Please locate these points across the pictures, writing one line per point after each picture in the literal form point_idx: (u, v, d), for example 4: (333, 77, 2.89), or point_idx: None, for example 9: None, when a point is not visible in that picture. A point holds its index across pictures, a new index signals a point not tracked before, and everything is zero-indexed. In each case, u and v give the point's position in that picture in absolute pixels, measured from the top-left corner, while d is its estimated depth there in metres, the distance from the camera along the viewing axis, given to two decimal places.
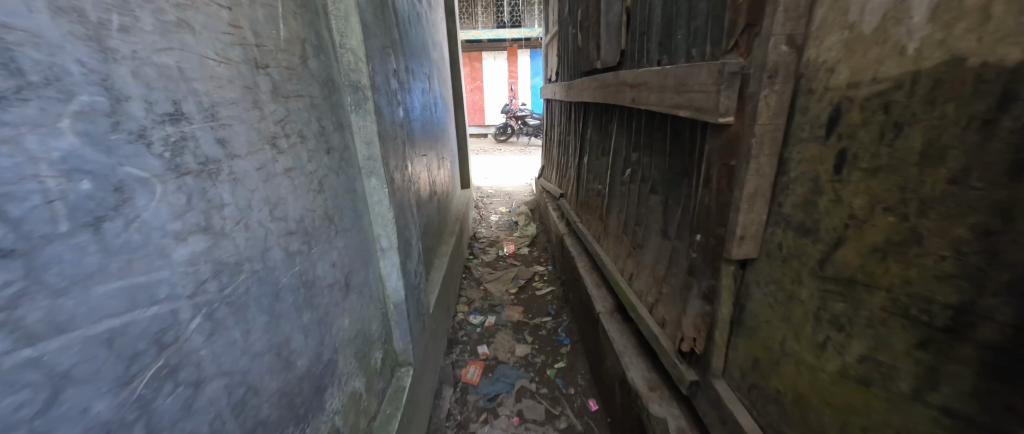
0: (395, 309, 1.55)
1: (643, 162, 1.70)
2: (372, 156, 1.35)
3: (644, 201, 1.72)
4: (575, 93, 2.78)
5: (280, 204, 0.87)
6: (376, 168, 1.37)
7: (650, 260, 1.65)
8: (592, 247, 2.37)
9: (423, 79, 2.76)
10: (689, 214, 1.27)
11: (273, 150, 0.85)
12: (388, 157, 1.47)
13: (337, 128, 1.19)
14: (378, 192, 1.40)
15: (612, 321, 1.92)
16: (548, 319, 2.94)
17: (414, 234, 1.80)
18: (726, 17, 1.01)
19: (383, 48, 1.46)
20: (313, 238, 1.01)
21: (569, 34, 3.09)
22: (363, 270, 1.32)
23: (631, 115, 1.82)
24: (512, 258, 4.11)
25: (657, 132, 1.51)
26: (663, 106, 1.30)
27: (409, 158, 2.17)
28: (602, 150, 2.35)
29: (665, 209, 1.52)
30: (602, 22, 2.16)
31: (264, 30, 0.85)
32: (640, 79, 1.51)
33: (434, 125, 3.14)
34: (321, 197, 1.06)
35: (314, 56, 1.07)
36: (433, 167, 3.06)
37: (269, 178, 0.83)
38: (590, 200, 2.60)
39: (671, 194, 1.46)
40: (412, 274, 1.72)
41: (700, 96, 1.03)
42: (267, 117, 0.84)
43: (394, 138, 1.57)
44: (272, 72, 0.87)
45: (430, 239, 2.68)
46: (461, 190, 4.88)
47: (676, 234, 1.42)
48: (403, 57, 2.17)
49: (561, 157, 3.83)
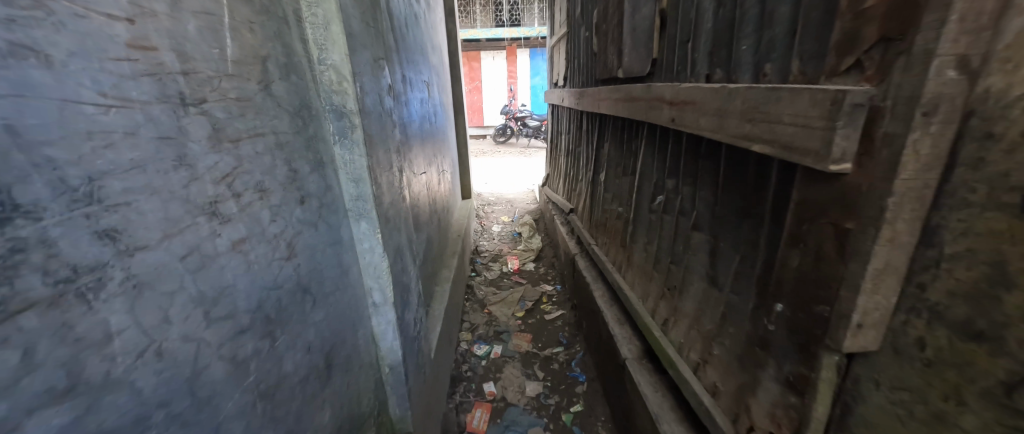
0: (390, 372, 1.30)
1: (683, 192, 1.44)
2: (361, 195, 1.09)
3: (683, 238, 1.47)
4: (590, 103, 2.52)
5: (223, 298, 0.61)
6: (367, 209, 1.11)
7: (692, 309, 1.40)
8: (613, 277, 2.11)
9: (422, 89, 2.49)
10: (760, 270, 1.01)
11: (213, 220, 0.60)
12: (382, 193, 1.21)
13: (314, 168, 0.93)
14: (370, 238, 1.14)
15: (642, 371, 1.67)
16: (560, 350, 2.69)
17: (413, 276, 1.54)
18: (829, 28, 0.76)
19: (375, 60, 1.19)
20: (278, 326, 0.75)
21: (582, 37, 2.83)
22: (350, 340, 1.06)
23: (665, 136, 1.57)
24: (517, 275, 3.85)
25: (707, 160, 1.25)
26: (722, 134, 1.05)
27: (406, 181, 1.91)
28: (625, 168, 2.09)
29: (715, 252, 1.27)
30: (626, 25, 1.89)
31: (198, 49, 0.59)
32: (685, 97, 1.26)
33: (433, 138, 2.88)
34: (291, 266, 0.80)
35: (280, 77, 0.81)
36: (433, 184, 2.80)
37: (204, 264, 0.57)
38: (608, 222, 2.34)
39: (726, 238, 1.20)
40: (411, 324, 1.46)
41: (794, 131, 0.77)
42: (204, 175, 0.58)
43: (389, 168, 1.30)
44: (212, 108, 0.61)
45: (430, 266, 2.43)
46: (462, 201, 4.61)
47: (734, 287, 1.17)
48: (400, 66, 1.90)
49: (571, 169, 3.57)
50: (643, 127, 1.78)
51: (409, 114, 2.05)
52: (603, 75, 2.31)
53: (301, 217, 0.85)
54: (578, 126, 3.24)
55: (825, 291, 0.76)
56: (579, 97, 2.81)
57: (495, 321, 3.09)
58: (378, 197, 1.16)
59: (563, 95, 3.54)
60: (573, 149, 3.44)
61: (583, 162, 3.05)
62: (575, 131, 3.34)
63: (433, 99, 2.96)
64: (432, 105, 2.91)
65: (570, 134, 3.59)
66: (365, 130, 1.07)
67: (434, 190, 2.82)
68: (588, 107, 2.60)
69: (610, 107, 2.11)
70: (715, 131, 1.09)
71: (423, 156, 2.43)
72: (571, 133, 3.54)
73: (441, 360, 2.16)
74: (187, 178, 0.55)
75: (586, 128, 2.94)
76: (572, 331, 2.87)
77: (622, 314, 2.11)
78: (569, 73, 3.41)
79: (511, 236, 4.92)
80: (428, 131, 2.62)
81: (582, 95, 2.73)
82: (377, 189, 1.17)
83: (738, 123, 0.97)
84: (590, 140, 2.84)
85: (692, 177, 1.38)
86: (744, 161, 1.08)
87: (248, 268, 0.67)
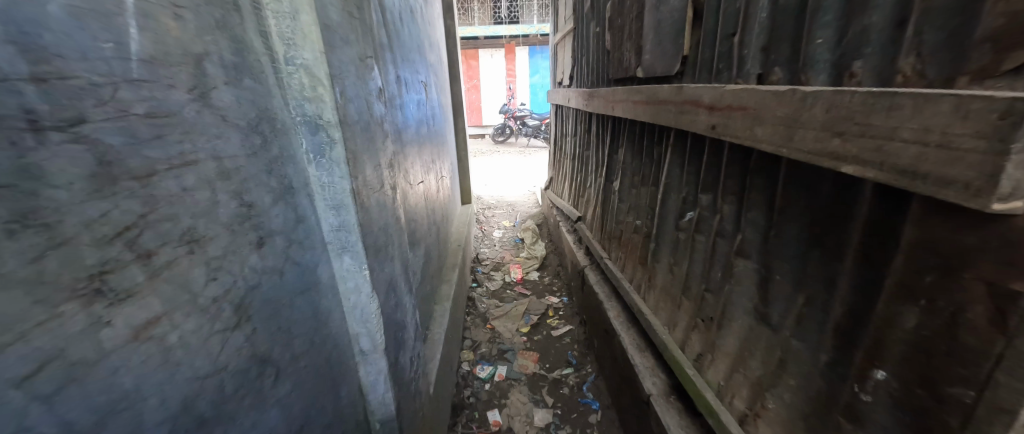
0: (381, 429, 1.09)
1: (724, 211, 1.24)
2: (344, 224, 0.88)
3: (723, 264, 1.26)
4: (603, 105, 2.32)
5: (111, 418, 0.40)
6: (352, 242, 0.90)
7: (735, 349, 1.20)
8: (633, 299, 1.91)
9: (419, 91, 2.28)
10: (847, 320, 0.81)
11: (98, 300, 0.39)
12: (371, 219, 1.00)
13: (279, 196, 0.72)
14: (355, 277, 0.93)
15: (670, 411, 1.46)
16: (569, 371, 2.49)
17: (408, 308, 1.33)
18: (980, 12, 0.55)
19: (362, 59, 0.99)
20: (219, 423, 0.54)
21: (592, 33, 2.63)
22: (329, 405, 0.86)
23: (699, 145, 1.37)
24: (521, 286, 3.65)
25: (763, 176, 1.05)
26: (793, 148, 0.85)
27: (402, 195, 1.70)
28: (644, 177, 1.89)
29: (769, 286, 1.07)
30: (649, 19, 1.70)
31: (75, 43, 0.38)
32: (735, 101, 1.05)
33: (432, 143, 2.67)
34: (243, 334, 0.60)
35: (227, 81, 0.60)
36: (432, 193, 2.60)
37: (74, 377, 0.36)
38: (624, 235, 2.14)
39: (788, 271, 0.99)
40: (408, 365, 1.26)
41: (925, 151, 0.57)
42: (79, 234, 0.37)
43: (381, 187, 1.09)
44: (99, 130, 0.40)
45: (429, 284, 2.22)
46: (462, 206, 4.40)
47: (797, 331, 0.96)
48: (393, 66, 1.69)
49: (577, 174, 3.36)
50: (670, 134, 1.58)
51: (405, 119, 1.84)
52: (619, 75, 2.11)
53: (260, 265, 0.65)
54: (587, 128, 3.04)
55: (972, 370, 0.57)
56: (590, 99, 2.61)
57: (498, 338, 2.89)
58: (365, 225, 0.95)
59: (569, 95, 3.33)
60: (581, 153, 3.24)
61: (593, 167, 2.85)
62: (583, 134, 3.13)
63: (431, 102, 2.75)
64: (430, 107, 2.71)
65: (577, 137, 3.38)
66: (348, 145, 0.87)
67: (433, 200, 2.62)
68: (600, 109, 2.39)
69: (628, 111, 1.90)
70: (781, 144, 0.88)
71: (421, 165, 2.22)
72: (578, 136, 3.33)
73: (442, 390, 1.95)
74: (39, 246, 0.34)
75: (597, 131, 2.74)
76: (582, 350, 2.67)
77: (642, 339, 1.91)
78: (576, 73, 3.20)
79: (513, 242, 4.71)
80: (426, 138, 2.42)
81: (593, 96, 2.53)
82: (366, 215, 0.96)
83: (819, 137, 0.77)
84: (601, 145, 2.64)
85: (737, 194, 1.17)
86: (817, 181, 0.88)
87: (167, 359, 0.46)
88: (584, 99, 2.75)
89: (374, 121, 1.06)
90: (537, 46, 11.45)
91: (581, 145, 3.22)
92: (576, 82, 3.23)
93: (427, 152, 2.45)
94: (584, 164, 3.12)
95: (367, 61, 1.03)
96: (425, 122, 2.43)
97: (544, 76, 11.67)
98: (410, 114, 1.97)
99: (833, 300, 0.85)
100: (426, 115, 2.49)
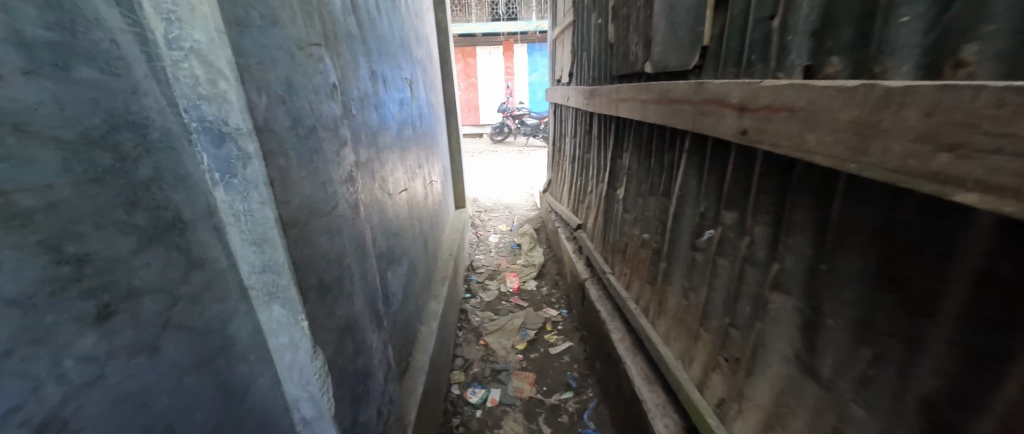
0: None
1: (757, 234, 1.02)
2: (270, 264, 0.66)
3: (753, 297, 1.05)
4: (606, 105, 2.10)
5: None
6: (283, 286, 0.68)
7: (769, 401, 1.00)
8: (640, 323, 1.70)
9: (402, 89, 2.06)
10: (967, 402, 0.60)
11: None
12: (318, 251, 0.79)
13: (154, 240, 0.51)
14: (290, 330, 0.71)
15: None
16: (569, 396, 2.28)
17: (377, 348, 1.12)
18: None
19: (304, 46, 0.77)
20: None
21: (594, 25, 2.41)
22: None
23: (723, 152, 1.15)
24: (517, 297, 3.44)
25: (816, 196, 0.83)
26: (871, 165, 0.63)
27: (376, 209, 1.48)
28: (654, 186, 1.68)
29: (819, 332, 0.86)
30: (661, 5, 1.48)
31: None
32: (777, 99, 0.83)
33: (419, 147, 2.46)
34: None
35: (28, 73, 0.39)
36: (419, 201, 2.39)
37: None
38: (630, 249, 1.93)
39: (850, 319, 0.78)
40: (374, 419, 1.05)
41: None
42: None
43: (335, 208, 0.88)
44: None
45: (414, 302, 2.01)
46: (456, 211, 4.18)
47: (868, 399, 0.75)
48: (366, 60, 1.47)
49: (577, 178, 3.14)
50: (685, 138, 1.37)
51: (381, 120, 1.62)
52: (624, 72, 1.90)
53: (110, 345, 0.44)
54: (588, 129, 2.82)
55: None
56: (591, 98, 2.39)
57: (492, 356, 2.68)
58: (307, 261, 0.74)
59: (569, 93, 3.11)
60: (581, 156, 3.02)
61: (595, 172, 2.63)
62: (584, 136, 2.92)
63: (419, 101, 2.53)
64: (417, 107, 2.49)
65: (578, 139, 3.16)
66: (275, 159, 0.65)
67: (421, 208, 2.41)
68: (603, 109, 2.17)
69: (635, 111, 1.69)
70: (848, 157, 0.67)
71: (405, 172, 2.00)
72: (578, 137, 3.11)
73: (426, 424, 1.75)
74: None
75: (599, 132, 2.52)
76: (583, 371, 2.46)
77: (651, 368, 1.70)
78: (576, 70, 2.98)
79: (510, 248, 4.49)
80: (410, 141, 2.19)
81: (595, 95, 2.31)
82: (307, 249, 0.74)
83: (913, 151, 0.56)
84: (604, 148, 2.42)
85: (774, 214, 0.96)
86: (896, 207, 0.67)
87: None
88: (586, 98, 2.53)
89: (326, 126, 0.85)
90: (535, 44, 11.22)
91: (582, 148, 3.00)
92: (576, 79, 3.01)
93: (413, 157, 2.24)
94: (585, 168, 2.90)
95: (314, 51, 0.82)
96: (410, 123, 2.21)
97: (543, 74, 11.44)
98: (389, 116, 1.76)
99: (936, 371, 0.63)
100: (411, 115, 2.27)
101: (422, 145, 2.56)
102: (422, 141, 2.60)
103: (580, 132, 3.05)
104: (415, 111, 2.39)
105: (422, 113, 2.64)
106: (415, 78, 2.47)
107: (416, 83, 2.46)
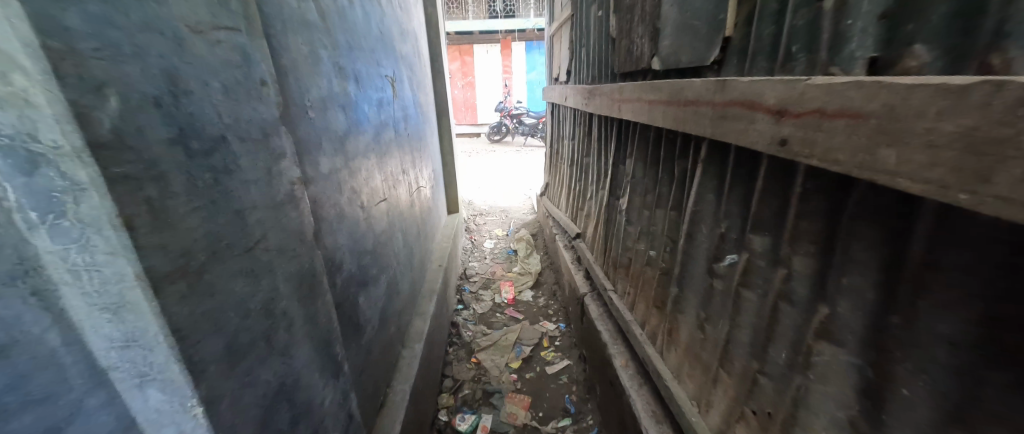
0: None
1: (800, 266, 0.82)
2: (138, 336, 0.47)
3: (790, 343, 0.86)
4: (607, 105, 1.91)
5: None
6: (158, 365, 0.49)
7: None
8: (646, 352, 1.51)
9: (381, 88, 1.87)
10: None
11: None
12: (231, 304, 0.59)
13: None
14: (177, 420, 0.52)
15: None
16: (567, 424, 2.09)
17: (331, 403, 0.92)
18: None
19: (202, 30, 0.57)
20: None
21: (593, 19, 2.21)
22: None
23: (749, 163, 0.96)
24: (512, 309, 3.25)
25: (886, 228, 0.64)
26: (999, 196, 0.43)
27: (341, 227, 1.28)
28: (662, 198, 1.48)
29: (885, 402, 0.67)
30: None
31: None
32: (838, 99, 0.63)
33: (403, 150, 2.26)
34: None
35: None
36: (404, 210, 2.19)
37: None
38: (634, 266, 1.74)
39: (938, 395, 0.59)
40: None
41: None
42: None
43: (263, 241, 0.69)
44: None
45: (395, 324, 1.82)
46: (449, 216, 3.98)
47: None
48: (329, 54, 1.27)
49: (576, 183, 2.95)
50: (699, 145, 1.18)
51: (350, 123, 1.43)
52: (627, 69, 1.71)
53: None
54: (587, 130, 2.62)
55: None
56: (591, 98, 2.20)
57: (484, 376, 2.49)
58: (207, 320, 0.55)
59: (567, 92, 2.92)
60: (580, 160, 2.82)
61: (595, 178, 2.44)
62: (582, 138, 2.72)
63: (403, 101, 2.33)
64: (400, 108, 2.29)
65: (576, 142, 2.96)
66: (138, 187, 0.46)
67: (405, 218, 2.21)
68: (603, 111, 1.99)
69: (640, 114, 1.50)
70: (955, 183, 0.47)
71: (383, 180, 1.80)
72: (577, 139, 2.92)
73: None
74: None
75: (599, 135, 2.33)
76: (582, 395, 2.27)
77: (659, 404, 1.51)
78: (575, 68, 2.78)
79: (506, 255, 4.30)
80: (392, 145, 2.00)
81: (595, 94, 2.12)
82: (206, 304, 0.55)
83: None
84: (604, 151, 2.23)
85: (821, 245, 0.77)
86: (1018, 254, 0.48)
87: None
88: (585, 98, 2.34)
89: (245, 136, 0.66)
90: (534, 42, 11.00)
91: (580, 150, 2.81)
92: (575, 78, 2.81)
93: (395, 163, 2.05)
94: (584, 174, 2.71)
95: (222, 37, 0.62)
96: (391, 126, 2.02)
97: (541, 73, 11.23)
98: (361, 118, 1.55)
99: None
100: (393, 118, 2.08)
101: (407, 150, 2.37)
102: (408, 144, 2.40)
103: (579, 134, 2.86)
104: (398, 113, 2.20)
105: (407, 115, 2.45)
106: (399, 77, 2.27)
107: (399, 84, 2.28)
